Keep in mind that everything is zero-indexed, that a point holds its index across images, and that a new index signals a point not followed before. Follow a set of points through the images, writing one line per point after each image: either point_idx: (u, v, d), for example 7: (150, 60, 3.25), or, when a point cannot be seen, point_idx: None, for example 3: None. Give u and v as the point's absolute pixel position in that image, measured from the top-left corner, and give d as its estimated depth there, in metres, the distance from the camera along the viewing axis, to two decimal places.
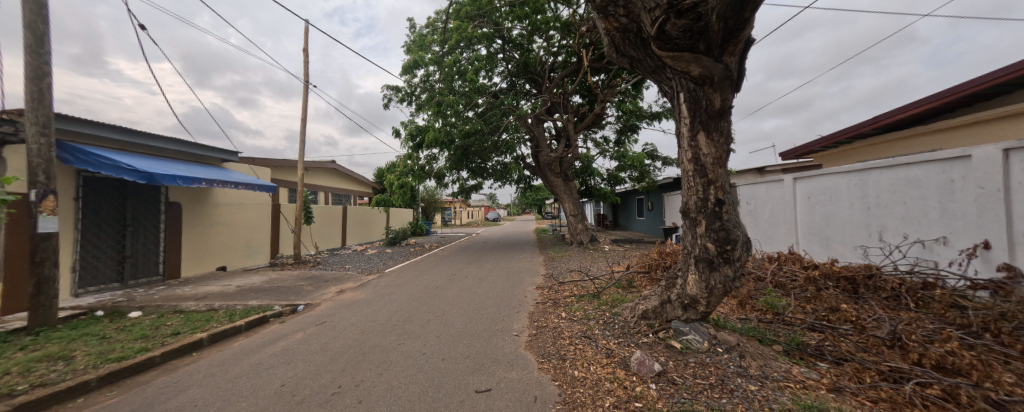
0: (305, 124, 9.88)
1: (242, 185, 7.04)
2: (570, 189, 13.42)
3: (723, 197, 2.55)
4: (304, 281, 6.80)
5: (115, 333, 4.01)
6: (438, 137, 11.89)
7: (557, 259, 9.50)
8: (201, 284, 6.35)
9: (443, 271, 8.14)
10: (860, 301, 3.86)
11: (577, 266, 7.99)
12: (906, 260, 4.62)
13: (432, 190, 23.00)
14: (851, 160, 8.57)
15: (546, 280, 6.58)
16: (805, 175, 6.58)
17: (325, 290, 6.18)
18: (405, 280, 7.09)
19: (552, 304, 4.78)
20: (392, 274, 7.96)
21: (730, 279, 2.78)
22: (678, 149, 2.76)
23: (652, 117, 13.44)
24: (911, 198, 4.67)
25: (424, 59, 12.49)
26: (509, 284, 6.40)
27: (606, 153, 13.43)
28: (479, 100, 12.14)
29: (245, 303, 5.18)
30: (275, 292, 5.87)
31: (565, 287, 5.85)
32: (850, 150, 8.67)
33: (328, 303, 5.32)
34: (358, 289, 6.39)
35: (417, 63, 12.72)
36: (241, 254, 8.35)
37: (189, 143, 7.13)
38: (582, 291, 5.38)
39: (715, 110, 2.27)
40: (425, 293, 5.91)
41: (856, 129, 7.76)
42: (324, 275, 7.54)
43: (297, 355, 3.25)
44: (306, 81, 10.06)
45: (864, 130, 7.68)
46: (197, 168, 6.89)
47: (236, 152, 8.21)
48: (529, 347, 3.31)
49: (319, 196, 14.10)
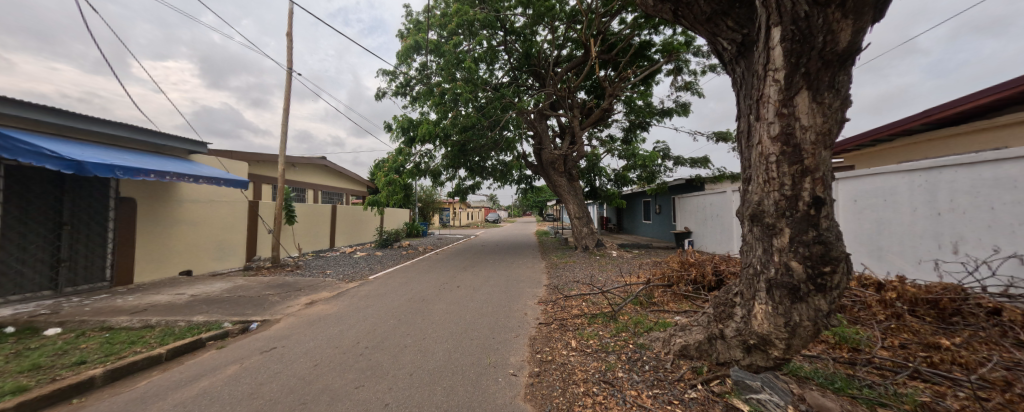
0: (287, 118, 9.11)
1: (205, 179, 6.17)
2: (575, 190, 12.45)
3: (823, 196, 1.72)
4: (273, 290, 5.93)
5: (3, 361, 3.14)
6: (434, 131, 11.01)
7: (561, 266, 8.66)
8: (151, 293, 5.48)
9: (433, 279, 7.22)
10: (960, 334, 2.98)
11: (584, 276, 7.08)
12: (997, 279, 3.73)
13: (430, 190, 22.20)
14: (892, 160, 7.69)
15: (550, 292, 5.73)
16: (850, 175, 5.72)
17: (293, 302, 5.31)
18: (389, 290, 6.22)
19: (558, 326, 3.92)
20: (376, 281, 7.09)
21: (825, 314, 1.90)
22: (753, 123, 1.86)
23: (663, 114, 12.60)
24: (1002, 202, 3.79)
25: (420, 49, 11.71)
26: (506, 297, 5.49)
27: (614, 152, 12.52)
28: (478, 93, 11.28)
29: (190, 318, 4.32)
30: (232, 304, 4.99)
31: (572, 302, 4.99)
32: (892, 149, 7.77)
33: (290, 320, 4.46)
34: (332, 300, 5.52)
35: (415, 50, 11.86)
36: (210, 257, 7.54)
37: (145, 130, 6.36)
38: (594, 309, 4.51)
39: (838, 51, 1.40)
40: (408, 307, 5.04)
41: (898, 126, 6.93)
42: (297, 282, 6.64)
43: (215, 404, 2.36)
44: (289, 68, 9.25)
45: (908, 127, 6.85)
46: (152, 159, 6.06)
47: (204, 143, 7.42)
48: (529, 396, 2.43)
49: (307, 194, 13.26)
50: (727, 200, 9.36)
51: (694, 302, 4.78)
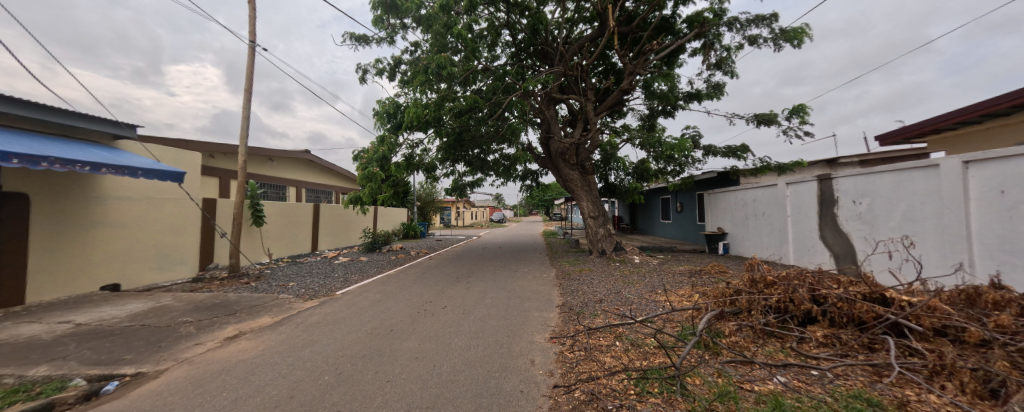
0: (250, 102, 7.75)
1: (110, 167, 4.71)
2: (589, 184, 10.77)
3: None
4: (197, 315, 4.44)
5: None
6: (422, 115, 9.17)
7: (575, 276, 7.15)
8: (23, 321, 4.03)
9: (415, 296, 5.72)
10: None
11: (606, 292, 5.54)
12: None
13: (430, 188, 20.90)
14: (977, 146, 6.30)
15: (565, 319, 4.21)
16: (978, 156, 4.03)
17: (211, 335, 3.83)
18: (353, 314, 4.75)
19: (591, 396, 2.37)
20: (344, 298, 5.62)
21: None
22: None
23: (689, 98, 10.95)
24: None
25: (401, 9, 9.81)
26: (506, 329, 3.95)
27: (634, 140, 10.79)
28: (480, 74, 9.96)
29: (24, 372, 2.81)
30: (119, 341, 3.50)
31: (599, 338, 3.47)
32: (980, 132, 6.28)
33: (182, 371, 2.97)
34: (268, 330, 4.03)
35: (392, 9, 9.91)
36: (146, 266, 6.24)
37: (42, 108, 4.97)
38: (637, 355, 2.98)
39: None
40: (366, 345, 3.55)
41: (983, 109, 5.51)
42: (239, 301, 5.17)
43: None
44: (252, 41, 7.84)
45: (996, 109, 5.46)
46: (39, 142, 4.62)
47: (135, 126, 6.05)
48: None
49: (287, 191, 11.91)
50: (779, 195, 7.67)
51: (784, 341, 3.20)
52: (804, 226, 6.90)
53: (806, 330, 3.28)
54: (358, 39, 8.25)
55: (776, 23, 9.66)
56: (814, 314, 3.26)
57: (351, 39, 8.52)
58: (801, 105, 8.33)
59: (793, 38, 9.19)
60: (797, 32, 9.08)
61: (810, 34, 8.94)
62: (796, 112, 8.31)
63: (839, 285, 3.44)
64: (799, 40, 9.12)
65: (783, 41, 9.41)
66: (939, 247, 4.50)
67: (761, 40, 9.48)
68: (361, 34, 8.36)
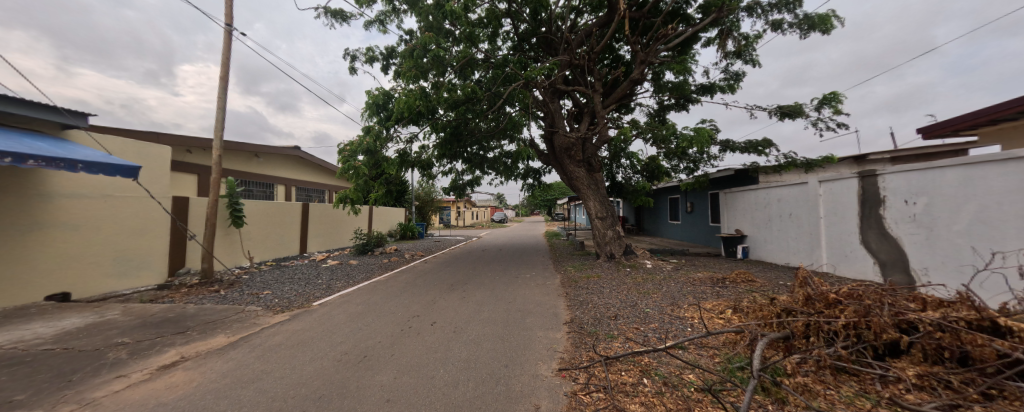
0: (226, 92, 7.08)
1: (40, 158, 4.02)
2: (596, 182, 9.98)
3: None
4: (138, 334, 3.75)
5: None
6: (414, 106, 8.43)
7: (582, 284, 6.45)
8: None
9: (401, 308, 5.01)
10: None
11: (621, 305, 4.81)
12: None
13: (429, 187, 20.25)
14: None
15: (575, 343, 3.48)
16: None
17: (143, 363, 3.11)
18: (326, 332, 4.05)
19: None
20: (321, 311, 4.92)
21: None
22: None
23: (704, 90, 10.19)
24: None
25: None
26: (503, 356, 3.23)
27: (645, 135, 10.00)
28: (479, 62, 9.19)
29: None
30: (18, 374, 2.78)
31: (622, 375, 2.71)
32: None
33: None
34: (215, 355, 3.32)
35: None
36: (103, 273, 5.55)
37: None
38: (677, 403, 2.23)
39: None
40: (327, 379, 2.82)
41: None
42: (196, 316, 4.47)
43: None
44: (228, 24, 7.16)
45: None
46: None
47: (88, 115, 5.45)
48: None
49: (273, 190, 11.23)
50: (809, 194, 6.91)
51: (866, 383, 2.45)
52: (842, 229, 6.12)
53: (891, 367, 2.53)
54: (334, 13, 7.57)
55: (801, 8, 8.89)
56: (903, 345, 2.51)
57: (327, 14, 7.85)
58: (833, 94, 7.59)
59: (819, 24, 8.44)
60: (824, 17, 8.33)
61: (839, 18, 8.17)
62: (828, 102, 7.55)
63: (928, 308, 2.70)
64: (827, 26, 8.36)
65: (808, 28, 8.66)
66: (1013, 251, 3.79)
67: (785, 25, 8.70)
68: (337, 9, 7.67)
